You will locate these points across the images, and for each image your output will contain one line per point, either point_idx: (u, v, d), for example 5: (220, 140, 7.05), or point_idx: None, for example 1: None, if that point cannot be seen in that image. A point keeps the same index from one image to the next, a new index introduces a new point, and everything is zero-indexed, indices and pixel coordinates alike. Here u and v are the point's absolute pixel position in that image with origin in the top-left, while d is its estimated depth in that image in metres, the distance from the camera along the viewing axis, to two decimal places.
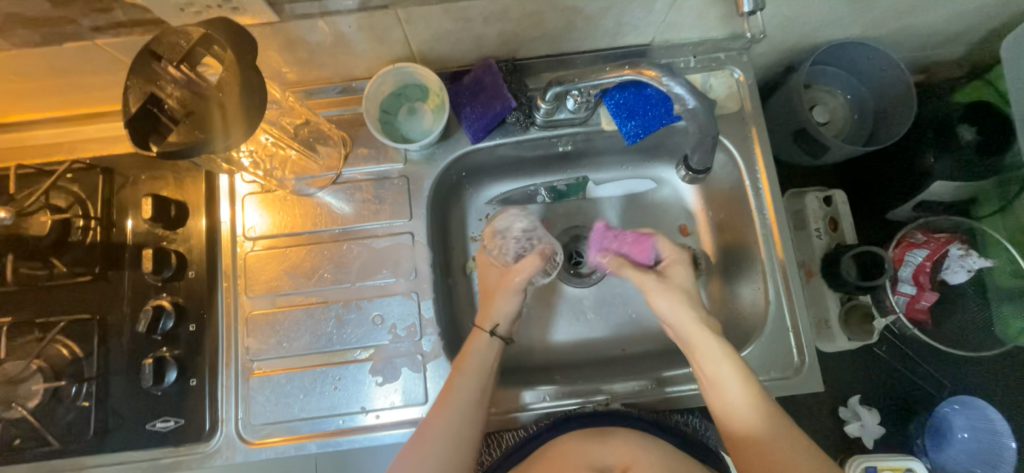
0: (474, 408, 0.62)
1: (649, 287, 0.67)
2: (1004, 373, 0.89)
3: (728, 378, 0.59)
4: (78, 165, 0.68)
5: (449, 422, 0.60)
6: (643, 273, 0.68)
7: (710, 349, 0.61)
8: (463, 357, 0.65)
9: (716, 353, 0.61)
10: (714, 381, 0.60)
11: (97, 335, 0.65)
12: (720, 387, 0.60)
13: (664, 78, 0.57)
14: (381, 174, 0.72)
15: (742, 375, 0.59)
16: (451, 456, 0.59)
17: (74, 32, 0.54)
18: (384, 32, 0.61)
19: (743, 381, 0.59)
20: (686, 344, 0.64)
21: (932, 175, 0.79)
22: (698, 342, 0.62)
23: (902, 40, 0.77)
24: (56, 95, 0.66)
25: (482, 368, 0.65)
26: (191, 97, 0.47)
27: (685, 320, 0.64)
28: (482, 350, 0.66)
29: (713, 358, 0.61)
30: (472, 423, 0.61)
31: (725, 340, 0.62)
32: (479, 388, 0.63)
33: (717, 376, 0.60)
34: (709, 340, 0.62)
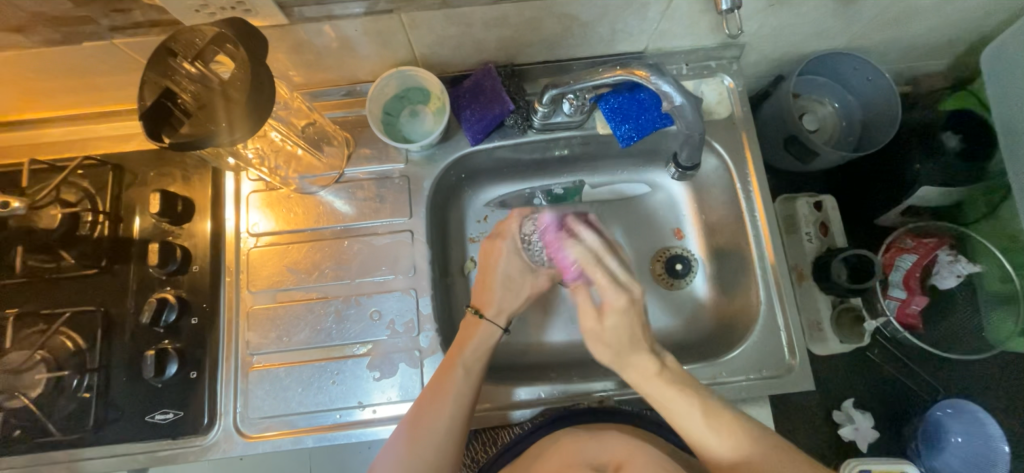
0: (461, 391, 0.63)
1: (585, 318, 0.66)
2: (996, 378, 0.90)
3: (698, 426, 0.57)
4: (89, 162, 0.70)
5: (432, 406, 0.62)
6: (586, 296, 0.67)
7: (675, 404, 0.59)
8: (459, 346, 0.66)
9: (683, 408, 0.58)
10: (683, 427, 0.58)
11: (100, 327, 0.66)
12: (692, 435, 0.58)
13: (654, 78, 0.60)
14: (383, 173, 0.74)
15: (703, 409, 0.58)
16: (445, 443, 0.61)
17: (94, 32, 0.56)
18: (388, 36, 0.64)
19: (708, 422, 0.57)
20: (642, 392, 0.62)
21: (920, 182, 0.80)
22: (649, 388, 0.61)
23: (888, 51, 0.80)
24: (71, 94, 0.69)
25: (477, 355, 0.66)
26: (202, 91, 0.49)
27: (628, 365, 0.62)
28: (484, 334, 0.68)
29: (683, 417, 0.58)
30: (464, 402, 0.62)
31: (686, 386, 0.60)
32: (476, 375, 0.64)
33: (688, 426, 0.58)
34: (672, 393, 0.59)
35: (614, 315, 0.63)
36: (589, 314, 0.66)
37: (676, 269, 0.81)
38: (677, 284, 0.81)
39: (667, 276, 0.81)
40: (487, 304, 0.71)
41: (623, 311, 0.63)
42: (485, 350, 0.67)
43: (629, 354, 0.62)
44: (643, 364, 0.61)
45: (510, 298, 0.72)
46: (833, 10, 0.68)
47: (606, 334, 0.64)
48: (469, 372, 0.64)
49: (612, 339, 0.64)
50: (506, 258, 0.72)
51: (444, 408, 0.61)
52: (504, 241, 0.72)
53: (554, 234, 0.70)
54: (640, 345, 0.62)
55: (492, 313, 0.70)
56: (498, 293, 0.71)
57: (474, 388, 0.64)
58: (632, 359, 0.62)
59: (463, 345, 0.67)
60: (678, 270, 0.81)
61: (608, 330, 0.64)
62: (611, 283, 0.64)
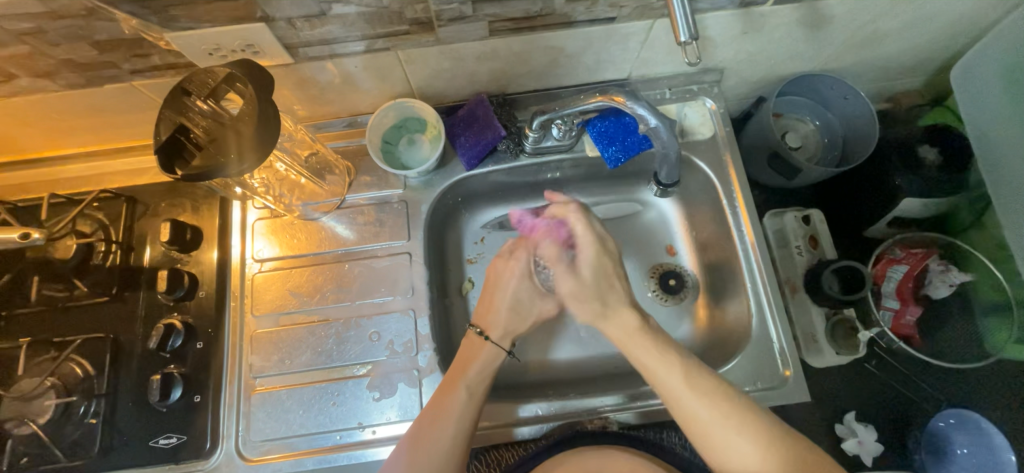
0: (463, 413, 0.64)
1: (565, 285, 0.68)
2: (997, 388, 0.90)
3: (680, 387, 0.59)
4: (104, 195, 0.74)
5: (438, 430, 0.62)
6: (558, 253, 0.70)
7: (655, 365, 0.60)
8: (462, 366, 0.68)
9: (667, 365, 0.60)
10: (670, 393, 0.59)
11: (109, 353, 0.68)
12: (694, 420, 0.58)
13: (630, 103, 0.63)
14: (382, 199, 0.78)
15: (697, 387, 0.58)
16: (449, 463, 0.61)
17: (114, 75, 0.61)
18: (386, 71, 0.68)
19: (696, 390, 0.58)
20: (629, 354, 0.63)
21: (902, 194, 0.83)
22: (641, 357, 0.61)
23: (862, 71, 0.84)
24: (90, 132, 0.73)
25: (481, 374, 0.67)
26: (214, 127, 0.53)
27: (611, 325, 0.65)
28: (489, 356, 0.70)
29: (662, 373, 0.60)
30: (467, 421, 0.63)
31: (665, 349, 0.61)
32: (480, 394, 0.66)
33: (672, 387, 0.59)
34: (656, 356, 0.61)
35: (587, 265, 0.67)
36: (565, 274, 0.68)
37: (671, 285, 0.82)
38: (671, 300, 0.83)
39: (661, 293, 0.83)
40: (492, 327, 0.73)
41: (594, 266, 0.67)
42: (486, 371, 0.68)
43: (608, 309, 0.65)
44: (625, 318, 0.64)
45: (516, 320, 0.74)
46: (804, 36, 0.72)
47: (583, 290, 0.67)
48: (472, 394, 0.65)
49: (591, 292, 0.66)
50: (517, 282, 0.74)
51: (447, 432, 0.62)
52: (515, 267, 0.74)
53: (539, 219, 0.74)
54: (617, 300, 0.66)
55: (498, 335, 0.72)
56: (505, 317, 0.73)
57: (476, 408, 0.65)
58: (612, 312, 0.65)
59: (467, 365, 0.68)
60: (673, 286, 0.83)
61: (586, 278, 0.67)
62: (586, 235, 0.67)
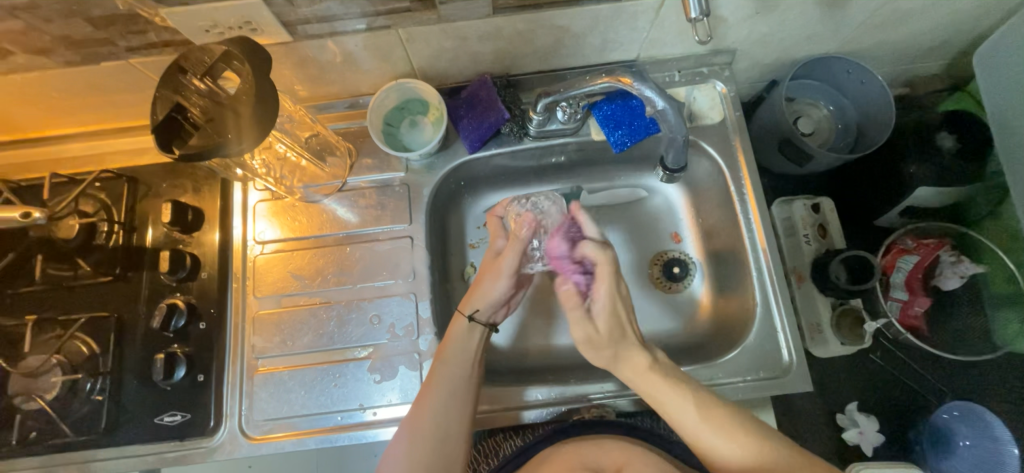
0: (456, 398, 0.64)
1: (576, 326, 0.65)
2: (1005, 382, 0.89)
3: (696, 424, 0.58)
4: (105, 175, 0.73)
5: (432, 417, 0.62)
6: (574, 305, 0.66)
7: (669, 399, 0.60)
8: (441, 350, 0.66)
9: (682, 402, 0.59)
10: (683, 429, 0.60)
11: (113, 332, 0.68)
12: (701, 442, 0.58)
13: (636, 84, 0.61)
14: (383, 182, 0.77)
15: (706, 417, 0.58)
16: (440, 449, 0.61)
17: (111, 53, 0.60)
18: (387, 50, 0.67)
19: (708, 421, 0.58)
20: (637, 388, 0.63)
21: (916, 182, 0.81)
22: (643, 383, 0.62)
23: (880, 54, 0.81)
24: (90, 111, 0.72)
25: (462, 358, 0.66)
26: (211, 106, 0.52)
27: (623, 364, 0.64)
28: (467, 339, 0.68)
29: (677, 409, 0.60)
30: (455, 406, 0.63)
31: (676, 384, 0.61)
32: (463, 378, 0.65)
33: (692, 428, 0.59)
34: (665, 385, 0.61)
35: (603, 314, 0.64)
36: (581, 321, 0.65)
37: (674, 273, 0.82)
38: (675, 287, 0.82)
39: (665, 280, 0.82)
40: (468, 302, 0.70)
41: (610, 310, 0.64)
42: (475, 353, 0.67)
43: (619, 349, 0.64)
44: (636, 359, 0.63)
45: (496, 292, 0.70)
46: (820, 17, 0.69)
47: (601, 337, 0.64)
48: (456, 380, 0.64)
49: (606, 339, 0.64)
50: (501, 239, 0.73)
51: (439, 417, 0.62)
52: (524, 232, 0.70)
53: (562, 248, 0.69)
54: (627, 338, 0.64)
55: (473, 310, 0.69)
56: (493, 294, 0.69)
57: (471, 394, 0.65)
58: (624, 353, 0.63)
59: (444, 349, 0.66)
60: (676, 273, 0.82)
61: (601, 329, 0.64)
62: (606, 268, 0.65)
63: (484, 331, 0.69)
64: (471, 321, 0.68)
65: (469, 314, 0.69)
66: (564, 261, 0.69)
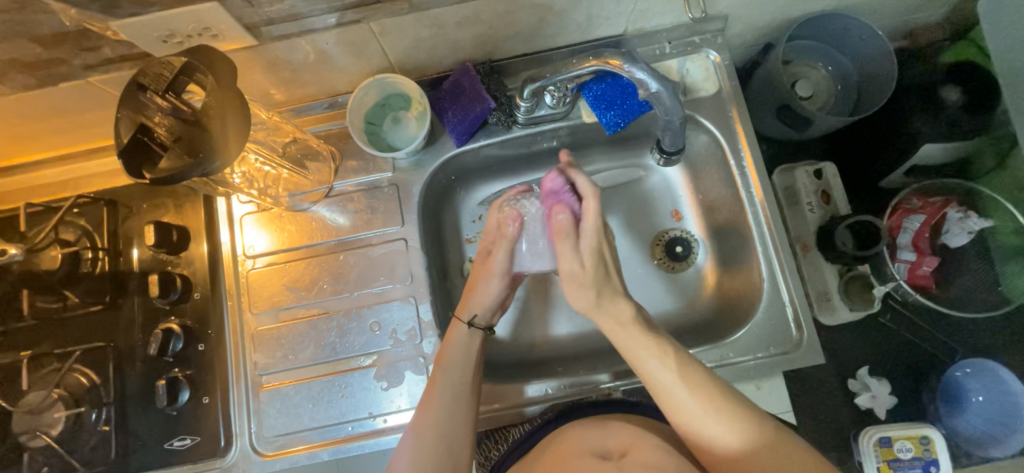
0: (460, 404, 0.63)
1: (565, 255, 0.61)
2: (1016, 334, 0.88)
3: (672, 383, 0.56)
4: (83, 200, 0.70)
5: (437, 423, 0.61)
6: (566, 239, 0.61)
7: (646, 355, 0.58)
8: (441, 354, 0.65)
9: (659, 356, 0.57)
10: (661, 389, 0.57)
11: (111, 361, 0.67)
12: (671, 401, 0.56)
13: (627, 66, 0.58)
14: (371, 184, 0.74)
15: (686, 380, 0.56)
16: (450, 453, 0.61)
17: (68, 73, 0.57)
18: (361, 45, 0.63)
19: (689, 385, 0.55)
20: (615, 341, 0.61)
21: (920, 138, 0.79)
22: (624, 337, 0.60)
23: (880, 6, 0.77)
24: (58, 135, 0.69)
25: (462, 359, 0.65)
26: (178, 124, 0.48)
27: (602, 316, 0.61)
28: (465, 339, 0.67)
29: (654, 366, 0.57)
30: (461, 409, 0.63)
31: (657, 340, 0.59)
32: (467, 379, 0.64)
33: (666, 385, 0.56)
34: (648, 341, 0.58)
35: (591, 253, 0.60)
36: (568, 249, 0.60)
37: (677, 252, 0.80)
38: (679, 267, 0.80)
39: (668, 260, 0.80)
40: (464, 309, 0.70)
41: (597, 250, 0.60)
42: (475, 355, 0.66)
43: (607, 299, 0.61)
44: (620, 306, 0.60)
45: (491, 295, 0.70)
46: None
47: (587, 277, 0.60)
48: (459, 381, 0.63)
49: (591, 280, 0.60)
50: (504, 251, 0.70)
51: (445, 422, 0.62)
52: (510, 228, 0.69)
53: (554, 184, 0.63)
54: (614, 292, 0.61)
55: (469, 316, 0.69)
56: (487, 297, 0.70)
57: (473, 397, 0.64)
58: (609, 303, 0.61)
59: (444, 354, 0.65)
60: (679, 253, 0.80)
61: (586, 266, 0.60)
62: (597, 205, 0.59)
63: (482, 334, 0.68)
64: (467, 325, 0.68)
65: (465, 320, 0.68)
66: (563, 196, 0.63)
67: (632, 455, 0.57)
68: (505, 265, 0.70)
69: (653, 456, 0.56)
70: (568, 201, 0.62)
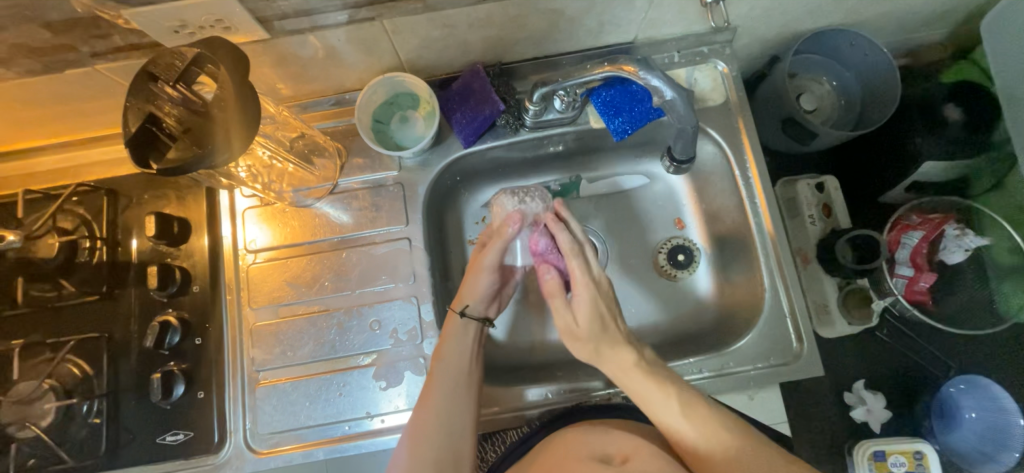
0: (459, 396, 0.63)
1: (560, 316, 0.63)
2: (1009, 351, 0.90)
3: (679, 422, 0.56)
4: (82, 189, 0.69)
5: (435, 418, 0.61)
6: (557, 295, 0.64)
7: (653, 395, 0.57)
8: (438, 348, 0.65)
9: (665, 403, 0.56)
10: (664, 424, 0.57)
11: (105, 353, 0.66)
12: (671, 432, 0.56)
13: (642, 73, 0.59)
14: (377, 182, 0.74)
15: (683, 408, 0.56)
16: (448, 450, 0.61)
17: (75, 59, 0.56)
18: (372, 43, 0.63)
19: (688, 415, 0.55)
20: (626, 388, 0.60)
21: (922, 155, 0.80)
22: (631, 384, 0.59)
23: (884, 25, 0.78)
24: (59, 121, 0.68)
25: (460, 355, 0.65)
26: (186, 114, 0.47)
27: (602, 363, 0.61)
28: (461, 332, 0.67)
29: (663, 409, 0.57)
30: (460, 406, 0.62)
31: (660, 380, 0.58)
32: (464, 375, 0.64)
33: (670, 421, 0.56)
34: (652, 386, 0.58)
35: (585, 312, 0.61)
36: (562, 309, 0.63)
37: (679, 260, 0.80)
38: (680, 275, 0.81)
39: (670, 267, 0.81)
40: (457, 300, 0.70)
41: (591, 307, 0.61)
42: (472, 347, 0.67)
43: (606, 349, 0.61)
44: (622, 356, 0.60)
45: (485, 286, 0.69)
46: None
47: (581, 332, 0.61)
48: (457, 377, 0.63)
49: (586, 334, 0.61)
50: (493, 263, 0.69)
51: (443, 419, 0.61)
52: (511, 229, 0.67)
53: (543, 244, 0.68)
54: (614, 340, 0.61)
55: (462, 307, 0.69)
56: (480, 286, 0.69)
57: (473, 390, 0.64)
58: (608, 350, 0.61)
59: (441, 348, 0.65)
60: (681, 261, 0.80)
61: (582, 323, 0.61)
62: (584, 277, 0.62)
63: (477, 326, 0.68)
64: (461, 317, 0.67)
65: (459, 310, 0.68)
66: (549, 255, 0.68)
67: (634, 462, 0.55)
68: (497, 256, 0.69)
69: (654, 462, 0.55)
70: (555, 259, 0.67)
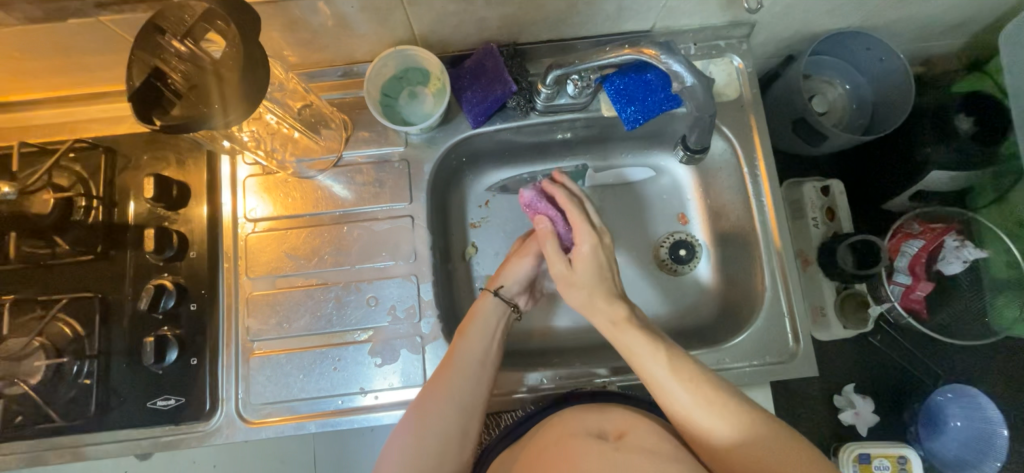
0: (479, 371, 0.63)
1: (552, 264, 0.68)
2: (998, 364, 0.91)
3: (664, 376, 0.56)
4: (80, 146, 0.68)
5: (451, 391, 0.61)
6: (552, 242, 0.68)
7: (642, 349, 0.58)
8: (465, 324, 0.67)
9: (652, 354, 0.58)
10: (653, 380, 0.57)
11: (98, 314, 0.65)
12: (665, 392, 0.56)
13: (663, 57, 0.58)
14: (382, 157, 0.73)
15: (679, 375, 0.55)
16: (457, 422, 0.60)
17: (77, 9, 0.54)
18: (386, 13, 0.61)
19: (680, 377, 0.55)
20: (614, 341, 0.62)
21: (930, 165, 0.80)
22: (620, 338, 0.61)
23: (902, 31, 0.77)
24: (58, 75, 0.66)
25: (485, 333, 0.66)
26: (195, 71, 0.47)
27: (594, 312, 0.64)
28: (489, 311, 0.69)
29: (650, 361, 0.57)
30: (476, 381, 0.63)
31: (655, 339, 0.59)
32: (487, 351, 0.65)
33: (657, 376, 0.56)
34: (644, 340, 0.59)
35: (584, 258, 0.67)
36: (557, 257, 0.68)
37: (680, 255, 0.80)
38: (680, 269, 0.80)
39: (671, 262, 0.80)
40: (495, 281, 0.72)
41: (592, 256, 0.67)
42: (496, 331, 0.67)
43: (599, 300, 0.64)
44: (614, 310, 0.63)
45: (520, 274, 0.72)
46: None
47: (577, 277, 0.66)
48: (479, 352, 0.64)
49: (580, 281, 0.66)
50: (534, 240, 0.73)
51: (459, 391, 0.61)
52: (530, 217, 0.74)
53: (531, 196, 0.72)
54: (609, 294, 0.64)
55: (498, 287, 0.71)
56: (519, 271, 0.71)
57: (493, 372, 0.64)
58: (602, 303, 0.64)
59: (467, 324, 0.66)
60: (682, 256, 0.80)
61: (579, 271, 0.67)
62: (583, 221, 0.68)
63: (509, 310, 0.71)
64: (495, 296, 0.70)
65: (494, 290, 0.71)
66: (540, 205, 0.72)
67: (630, 437, 0.55)
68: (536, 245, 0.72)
69: (651, 440, 0.54)
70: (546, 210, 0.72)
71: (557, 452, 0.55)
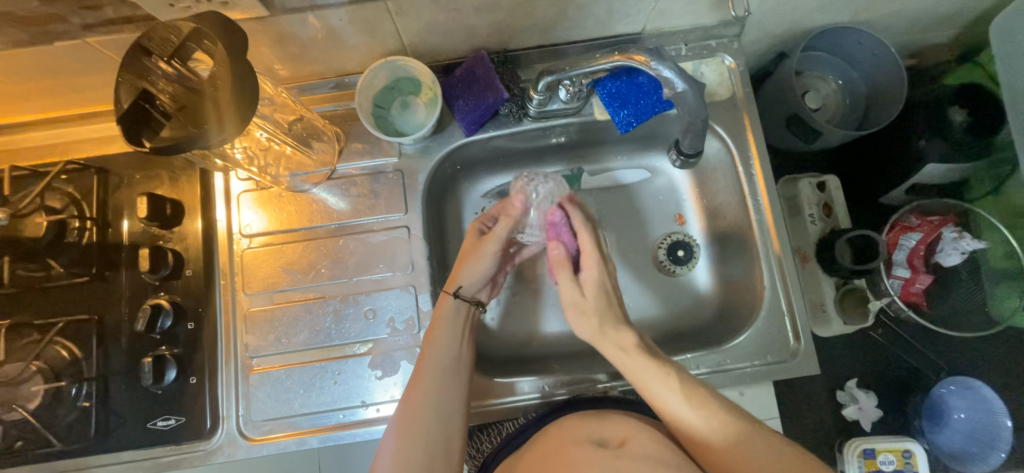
0: (449, 377, 0.62)
1: (565, 290, 0.64)
2: (999, 354, 0.91)
3: (676, 401, 0.56)
4: (71, 166, 0.68)
5: (427, 403, 0.60)
6: (565, 271, 0.64)
7: (651, 374, 0.57)
8: (430, 331, 0.64)
9: (663, 381, 0.57)
10: (669, 411, 0.56)
11: (95, 335, 0.65)
12: (677, 419, 0.56)
13: (653, 63, 0.58)
14: (376, 168, 0.72)
15: (689, 395, 0.56)
16: (438, 431, 0.60)
17: (65, 31, 0.54)
18: (374, 24, 0.61)
19: (691, 401, 0.55)
20: (622, 367, 0.60)
21: (925, 158, 0.80)
22: (628, 363, 0.59)
23: (893, 24, 0.77)
24: (47, 96, 0.66)
25: (452, 337, 0.65)
26: (183, 92, 0.47)
27: (606, 343, 0.61)
28: (450, 312, 0.66)
29: (660, 388, 0.57)
30: (448, 387, 0.62)
31: (662, 363, 0.58)
32: (455, 356, 0.64)
33: (668, 402, 0.56)
34: (649, 365, 0.58)
35: (592, 284, 0.63)
36: (569, 285, 0.64)
37: (679, 256, 0.79)
38: (679, 270, 0.80)
39: (669, 263, 0.80)
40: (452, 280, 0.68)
41: (598, 282, 0.63)
42: (464, 330, 0.66)
43: (610, 327, 0.62)
44: (625, 337, 0.60)
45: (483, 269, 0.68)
46: None
47: (587, 305, 0.63)
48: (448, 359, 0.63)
49: (592, 308, 0.63)
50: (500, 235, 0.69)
51: (433, 401, 0.60)
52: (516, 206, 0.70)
53: (557, 217, 0.68)
54: (617, 319, 0.62)
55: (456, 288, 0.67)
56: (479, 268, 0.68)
57: (464, 373, 0.64)
58: (611, 329, 0.61)
59: (432, 329, 0.64)
60: (681, 257, 0.80)
61: (588, 299, 0.63)
62: (593, 248, 0.64)
63: (470, 308, 0.68)
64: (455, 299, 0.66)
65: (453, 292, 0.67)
66: (562, 229, 0.67)
67: (631, 445, 0.55)
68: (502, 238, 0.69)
69: (654, 448, 0.54)
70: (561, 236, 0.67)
71: (557, 460, 0.55)
